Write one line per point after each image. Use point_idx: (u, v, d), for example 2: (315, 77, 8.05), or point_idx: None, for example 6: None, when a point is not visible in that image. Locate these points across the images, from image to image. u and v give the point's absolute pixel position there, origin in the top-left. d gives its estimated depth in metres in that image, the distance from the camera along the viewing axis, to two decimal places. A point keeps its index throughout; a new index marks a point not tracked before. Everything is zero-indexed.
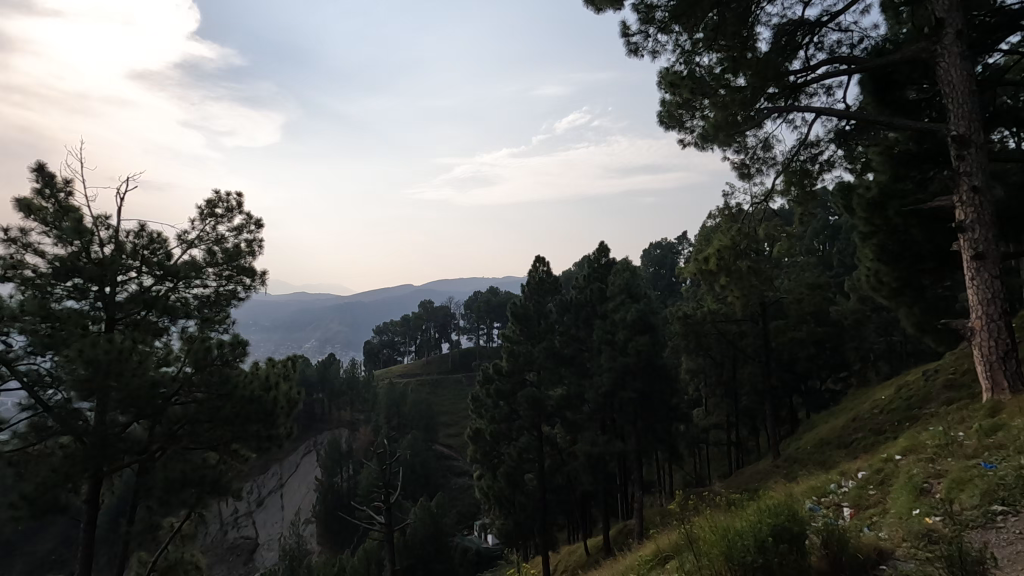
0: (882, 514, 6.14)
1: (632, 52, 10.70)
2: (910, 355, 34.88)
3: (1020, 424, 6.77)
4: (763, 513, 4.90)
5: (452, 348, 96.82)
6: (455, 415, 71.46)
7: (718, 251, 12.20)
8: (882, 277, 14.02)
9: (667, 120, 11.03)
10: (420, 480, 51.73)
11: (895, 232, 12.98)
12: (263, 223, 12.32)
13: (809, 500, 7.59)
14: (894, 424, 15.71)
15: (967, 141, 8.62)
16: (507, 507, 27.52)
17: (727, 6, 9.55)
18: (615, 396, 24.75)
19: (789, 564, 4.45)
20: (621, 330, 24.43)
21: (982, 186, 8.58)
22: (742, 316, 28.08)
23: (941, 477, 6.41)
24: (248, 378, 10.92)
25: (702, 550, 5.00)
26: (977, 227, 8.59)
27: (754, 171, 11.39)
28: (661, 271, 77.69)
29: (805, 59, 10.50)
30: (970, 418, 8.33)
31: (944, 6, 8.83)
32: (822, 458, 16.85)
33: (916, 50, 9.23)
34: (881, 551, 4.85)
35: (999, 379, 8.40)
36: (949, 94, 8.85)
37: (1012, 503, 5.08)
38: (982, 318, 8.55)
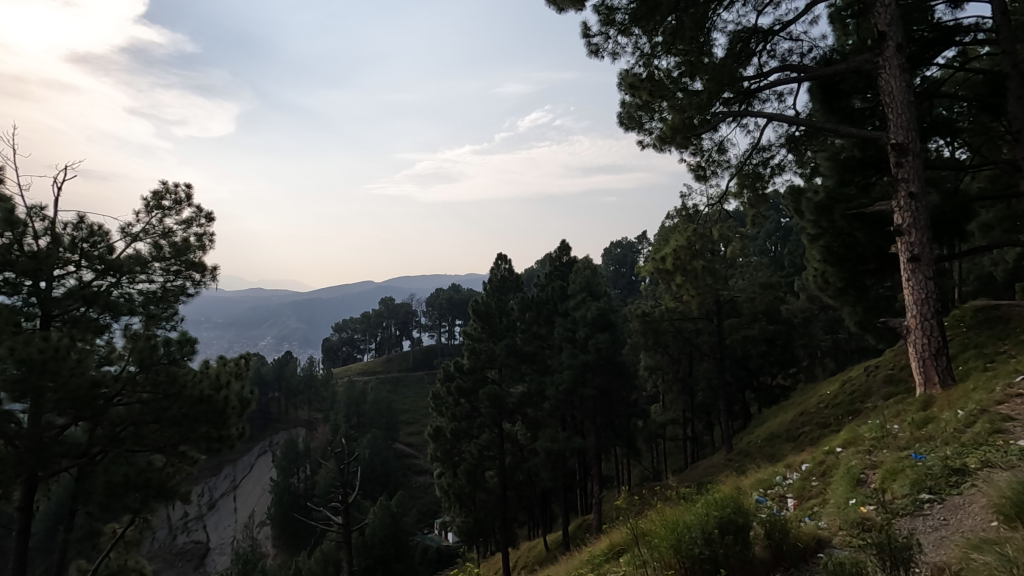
0: (823, 503, 6.44)
1: (593, 53, 10.84)
2: (854, 352, 36.61)
3: (949, 417, 7.19)
4: (711, 505, 5.05)
5: (413, 346, 95.77)
6: (416, 413, 70.86)
7: (676, 251, 12.49)
8: (829, 278, 14.67)
9: (627, 121, 11.12)
10: (379, 480, 50.97)
11: (841, 235, 13.63)
12: (214, 216, 11.95)
13: (756, 492, 7.89)
14: (838, 417, 16.46)
15: (905, 149, 9.09)
16: (467, 504, 27.36)
17: (685, 11, 9.73)
18: (576, 393, 25.19)
19: (734, 556, 4.64)
20: (581, 328, 25.23)
21: (918, 192, 9.05)
22: (698, 314, 28.82)
23: (877, 468, 6.77)
24: (197, 378, 10.56)
25: (652, 543, 5.11)
26: (913, 231, 9.08)
27: (709, 173, 11.70)
28: (622, 270, 78.70)
29: (758, 66, 10.84)
30: (905, 412, 8.85)
31: (885, 19, 9.26)
32: (771, 452, 17.45)
33: (860, 62, 9.68)
34: (819, 541, 5.09)
35: (933, 375, 8.93)
36: (888, 104, 9.30)
37: (939, 492, 5.36)
38: (916, 317, 9.02)
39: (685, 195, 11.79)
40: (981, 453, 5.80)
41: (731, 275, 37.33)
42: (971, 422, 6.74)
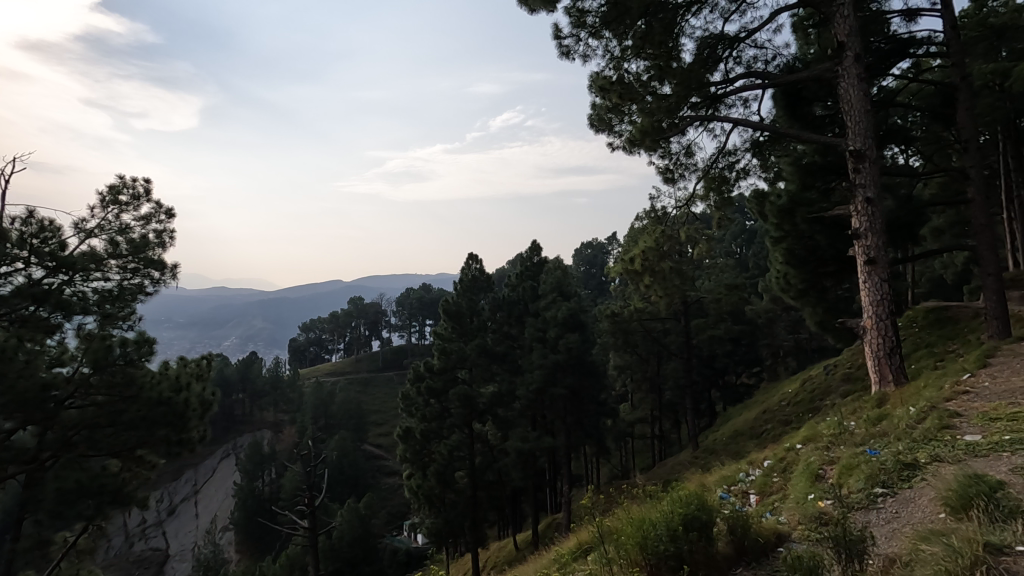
0: (783, 499, 6.64)
1: (564, 55, 10.90)
2: (814, 351, 37.73)
3: (901, 414, 7.49)
4: (676, 502, 5.15)
5: (383, 346, 94.62)
6: (385, 414, 70.03)
7: (644, 252, 12.68)
8: (791, 279, 15.11)
9: (598, 123, 11.25)
10: (348, 482, 50.09)
11: (802, 238, 14.09)
12: (174, 212, 11.55)
13: (721, 488, 8.08)
14: (799, 414, 16.96)
15: (863, 156, 9.41)
16: (437, 505, 26.99)
17: (655, 16, 9.89)
18: (546, 393, 25.30)
19: (698, 551, 4.75)
20: (552, 328, 25.49)
21: (874, 198, 9.39)
22: (666, 314, 29.34)
23: (834, 463, 7.01)
24: (155, 380, 10.24)
25: (619, 541, 5.15)
26: (869, 235, 9.41)
27: (677, 175, 11.91)
28: (593, 270, 79.41)
29: (725, 72, 11.07)
30: (861, 409, 9.18)
31: (845, 30, 9.56)
32: (736, 449, 17.82)
33: (821, 70, 9.99)
34: (779, 535, 5.23)
35: (887, 374, 9.30)
36: (848, 112, 9.61)
37: (892, 485, 5.57)
38: (872, 318, 9.35)
39: (654, 197, 11.96)
40: (931, 448, 6.06)
41: (698, 276, 38.15)
42: (921, 418, 7.04)
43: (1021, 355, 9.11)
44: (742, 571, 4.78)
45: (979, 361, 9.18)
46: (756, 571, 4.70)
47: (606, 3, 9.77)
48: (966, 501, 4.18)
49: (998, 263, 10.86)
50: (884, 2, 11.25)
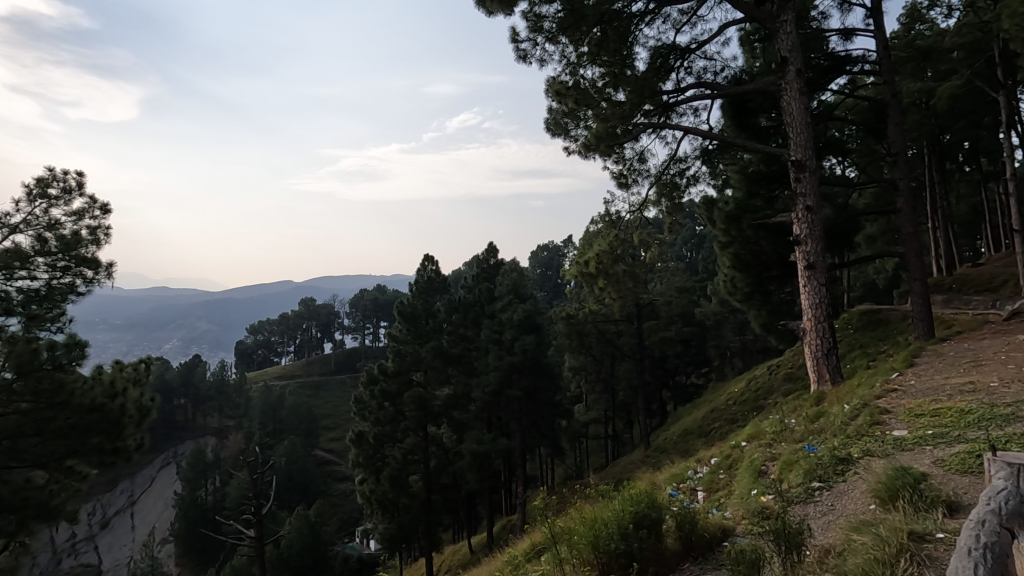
0: (729, 495, 6.88)
1: (521, 58, 10.97)
2: (759, 352, 39.26)
3: (837, 412, 7.91)
4: (627, 500, 5.25)
5: (335, 348, 92.24)
6: (337, 418, 68.30)
7: (598, 255, 12.90)
8: (738, 283, 15.71)
9: (554, 128, 11.39)
10: (297, 489, 48.45)
11: (747, 243, 14.70)
12: (110, 208, 10.92)
13: (670, 486, 8.30)
14: (745, 413, 17.62)
15: (803, 165, 9.91)
16: (390, 510, 26.50)
17: (610, 24, 10.09)
18: (501, 395, 25.30)
19: (648, 549, 4.86)
20: (508, 329, 25.63)
21: (814, 206, 9.89)
22: (620, 316, 29.94)
23: (775, 459, 7.32)
24: (88, 386, 9.64)
25: (572, 541, 5.18)
26: (809, 241, 9.90)
27: (630, 180, 12.17)
28: (548, 273, 80.09)
29: (676, 81, 11.42)
30: (801, 407, 9.64)
31: (787, 45, 10.03)
32: (685, 448, 18.32)
33: (766, 83, 10.44)
34: (724, 530, 5.42)
35: (824, 373, 9.81)
36: (789, 124, 10.08)
37: (828, 480, 5.85)
38: (811, 320, 9.82)
39: (609, 201, 12.18)
40: (863, 443, 6.41)
41: (651, 279, 39.13)
42: (855, 415, 7.46)
43: (942, 355, 9.80)
44: (690, 565, 4.93)
45: (906, 361, 9.80)
46: (702, 566, 4.85)
47: (563, 9, 9.89)
48: (894, 492, 4.44)
49: (924, 269, 11.62)
50: (823, 21, 11.90)
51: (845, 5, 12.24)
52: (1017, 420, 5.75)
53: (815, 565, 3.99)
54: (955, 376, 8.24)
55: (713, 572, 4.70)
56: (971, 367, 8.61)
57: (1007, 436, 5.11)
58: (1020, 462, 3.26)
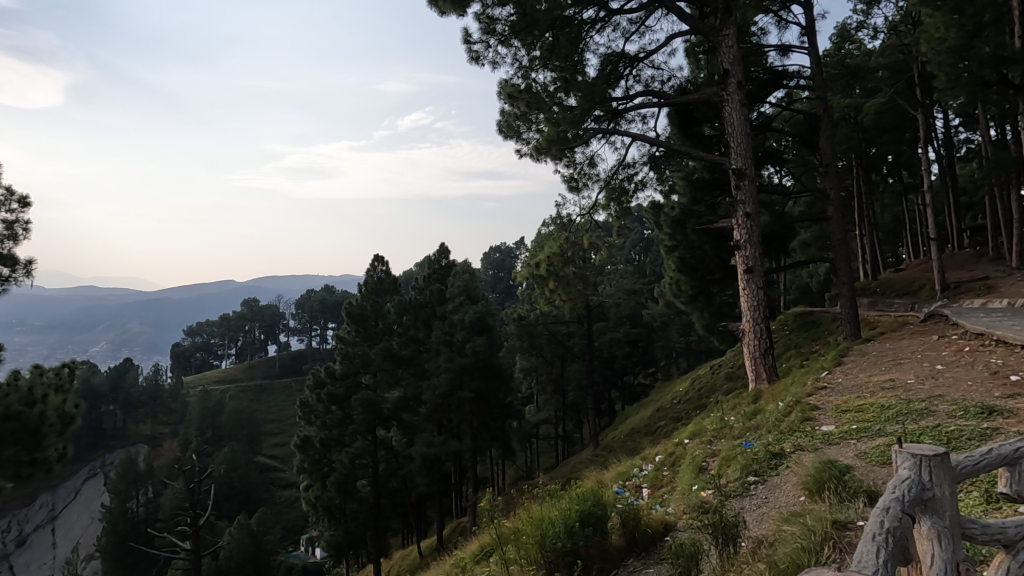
0: (671, 491, 7.12)
1: (473, 60, 10.97)
2: (703, 352, 40.66)
3: (772, 409, 8.33)
4: (574, 500, 5.34)
5: (280, 350, 89.04)
6: (281, 423, 65.96)
7: (549, 257, 13.04)
8: (682, 285, 16.27)
9: (506, 130, 11.45)
10: (237, 497, 46.38)
11: (691, 247, 15.26)
12: (31, 201, 10.20)
13: (617, 483, 8.50)
14: (688, 411, 18.21)
15: (743, 174, 10.36)
16: (337, 517, 25.58)
17: (561, 30, 10.24)
18: (452, 397, 25.10)
19: (593, 546, 4.96)
20: (459, 331, 25.57)
21: (753, 213, 10.35)
22: (570, 317, 30.37)
23: (716, 456, 7.62)
24: (2, 393, 8.94)
25: (518, 543, 5.22)
26: (748, 246, 10.36)
27: (580, 184, 12.38)
28: (500, 274, 80.12)
29: (625, 88, 11.70)
30: (740, 405, 10.09)
31: (729, 58, 10.46)
32: (632, 446, 18.73)
33: (709, 94, 10.87)
34: (666, 525, 5.59)
35: (762, 372, 10.32)
36: (731, 134, 10.52)
37: (762, 473, 6.14)
38: (750, 322, 10.26)
39: (560, 204, 12.36)
40: (794, 438, 6.78)
41: (600, 282, 39.95)
42: (787, 412, 7.88)
43: (866, 355, 10.46)
44: (633, 561, 5.08)
45: (835, 360, 10.41)
46: (645, 560, 5.01)
47: (515, 12, 9.93)
48: (821, 484, 4.72)
49: (852, 273, 12.37)
50: (762, 37, 12.50)
51: (783, 22, 12.89)
52: (929, 414, 6.23)
53: (748, 555, 4.18)
54: (878, 374, 8.81)
55: (655, 566, 4.86)
56: (892, 365, 9.23)
57: (920, 429, 5.53)
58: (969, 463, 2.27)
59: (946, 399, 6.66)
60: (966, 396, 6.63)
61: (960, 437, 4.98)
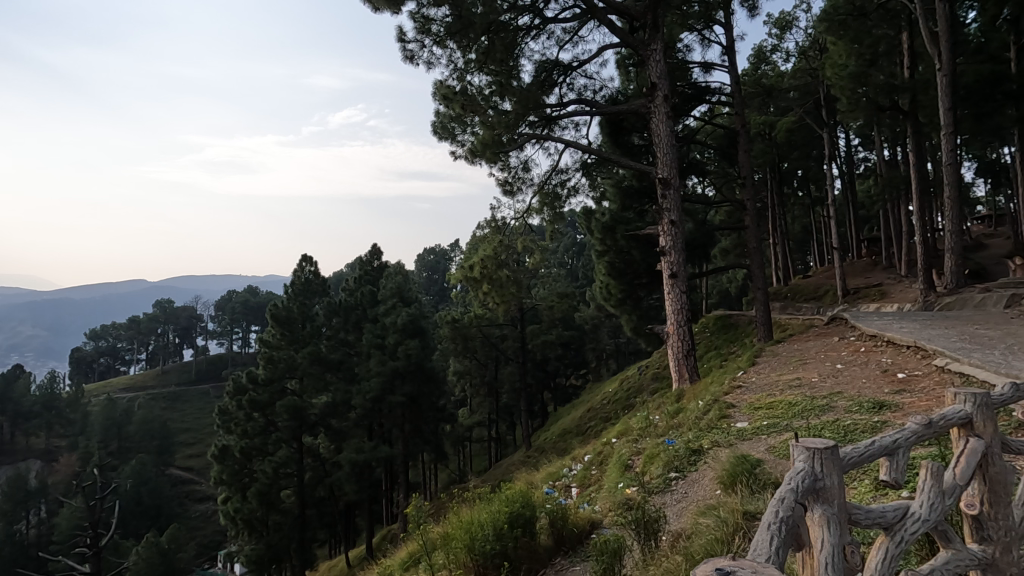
0: (598, 489, 7.30)
1: (408, 59, 10.83)
2: (631, 353, 42.08)
3: (692, 408, 8.77)
4: (503, 502, 5.36)
5: (197, 355, 83.55)
6: (197, 432, 61.79)
7: (483, 259, 13.03)
8: (612, 289, 16.78)
9: (441, 132, 11.38)
10: (146, 514, 42.94)
11: (620, 253, 15.80)
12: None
13: (547, 483, 8.62)
14: (617, 411, 18.76)
15: (669, 183, 10.83)
16: (258, 530, 24.21)
17: (497, 34, 10.30)
18: (384, 401, 24.53)
19: (522, 547, 4.98)
20: (391, 334, 25.16)
21: (677, 221, 10.85)
22: (504, 320, 30.59)
23: (640, 453, 7.90)
24: None
25: (447, 548, 5.17)
26: (673, 253, 10.83)
27: (515, 188, 12.49)
28: (434, 277, 79.37)
29: (559, 96, 11.94)
30: (664, 404, 10.54)
31: (656, 72, 10.92)
32: (563, 446, 19.05)
33: (637, 105, 11.29)
34: (592, 523, 5.73)
35: (684, 372, 10.81)
36: (658, 145, 10.96)
37: (683, 470, 6.42)
38: (673, 325, 10.74)
39: (494, 208, 12.42)
40: (712, 435, 7.15)
41: (534, 285, 40.45)
42: (707, 410, 8.30)
43: (776, 355, 11.24)
44: (561, 560, 5.17)
45: (750, 360, 11.10)
46: (572, 559, 5.11)
47: (451, 14, 9.87)
48: (734, 477, 4.99)
49: (765, 279, 13.24)
50: (687, 53, 13.15)
51: (706, 41, 13.62)
52: (829, 410, 6.78)
53: (667, 548, 4.35)
54: (786, 373, 9.49)
55: (581, 564, 4.97)
56: (798, 365, 9.96)
57: (823, 423, 5.99)
58: (850, 454, 2.38)
59: (843, 396, 7.27)
60: (861, 393, 7.27)
61: (855, 430, 5.45)
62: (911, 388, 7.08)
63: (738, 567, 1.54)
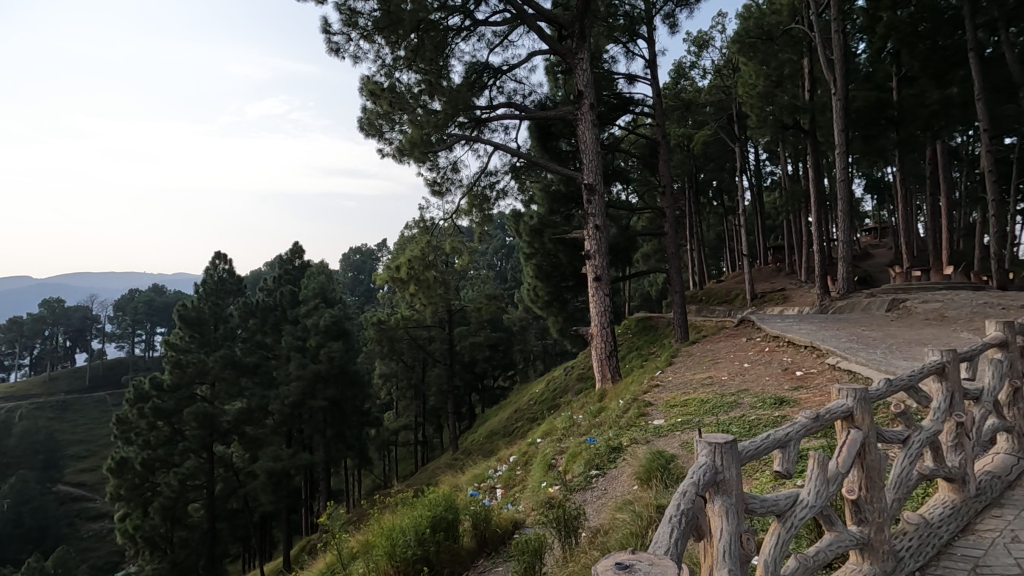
0: (522, 490, 7.37)
1: (333, 51, 10.47)
2: (557, 354, 42.91)
3: (613, 407, 9.07)
4: (426, 506, 5.27)
5: (92, 359, 76.18)
6: (90, 444, 56.34)
7: (410, 260, 12.79)
8: (539, 291, 17.05)
9: (368, 128, 11.08)
10: (28, 537, 38.57)
11: (547, 255, 16.11)
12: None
13: (472, 485, 8.60)
14: (543, 411, 19.03)
15: (594, 189, 11.14)
16: (161, 548, 22.38)
17: (426, 32, 10.16)
18: (304, 407, 23.49)
19: (444, 550, 4.94)
20: (313, 336, 24.20)
21: (601, 225, 11.17)
22: (432, 322, 30.23)
23: (564, 452, 8.07)
24: None
25: (367, 555, 5.01)
26: (597, 256, 11.14)
27: (443, 188, 12.39)
28: (360, 276, 77.22)
29: (489, 98, 11.97)
30: (588, 403, 10.82)
31: (584, 81, 11.18)
32: (489, 448, 19.02)
33: (565, 112, 11.52)
34: (515, 523, 5.77)
35: (607, 372, 11.16)
36: (584, 151, 11.23)
37: (603, 467, 6.62)
38: (597, 326, 11.06)
39: (423, 208, 12.27)
40: (631, 433, 7.41)
41: (463, 287, 40.29)
42: (627, 408, 8.62)
43: (691, 355, 11.85)
44: (483, 561, 5.17)
45: (667, 360, 11.64)
46: (494, 560, 5.12)
47: (379, 9, 9.63)
48: (650, 473, 5.19)
49: (682, 283, 13.95)
50: (612, 64, 13.63)
51: (630, 53, 14.16)
52: (737, 406, 7.25)
53: (586, 544, 4.48)
54: (699, 372, 10.05)
55: (503, 564, 4.99)
56: (710, 364, 10.57)
57: (730, 419, 6.38)
58: (749, 448, 2.53)
59: (749, 392, 7.80)
60: (765, 390, 7.83)
61: (758, 425, 5.87)
62: (807, 384, 7.72)
63: (635, 560, 1.60)
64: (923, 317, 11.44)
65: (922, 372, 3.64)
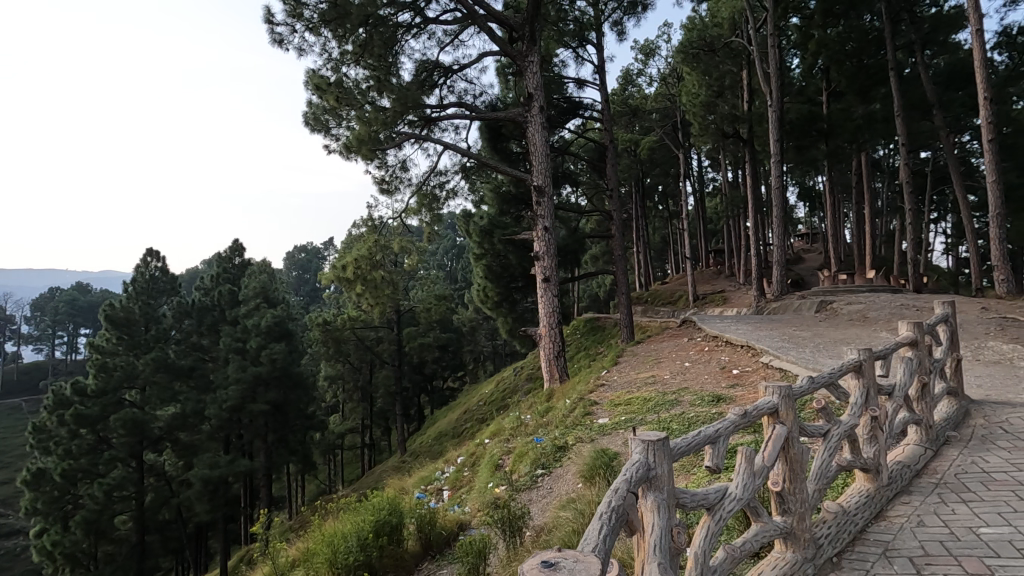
0: (468, 490, 7.38)
1: (277, 43, 10.11)
2: (507, 355, 42.96)
3: (561, 406, 9.19)
4: (370, 511, 5.16)
5: (5, 363, 70.29)
6: (2, 455, 51.90)
7: (357, 259, 12.49)
8: (489, 292, 17.01)
9: (313, 123, 10.76)
10: None
11: (497, 256, 16.14)
12: None
13: (419, 488, 8.48)
14: (492, 412, 19.01)
15: (543, 191, 11.22)
16: (83, 565, 20.87)
17: (375, 28, 9.96)
18: (243, 411, 22.56)
19: (387, 555, 4.86)
20: (254, 337, 23.28)
21: (550, 227, 11.28)
22: (379, 323, 29.66)
23: (511, 452, 8.10)
24: None
25: (308, 562, 4.86)
26: (546, 257, 11.24)
27: (392, 187, 12.19)
28: (304, 276, 74.82)
29: (439, 97, 11.88)
30: (536, 403, 10.89)
31: (534, 83, 11.26)
32: (438, 450, 18.88)
33: (515, 114, 11.57)
34: (460, 525, 5.76)
35: (555, 372, 11.27)
36: (533, 154, 11.31)
37: (549, 466, 6.70)
38: (546, 327, 11.16)
39: (371, 207, 12.04)
40: (576, 432, 7.52)
41: (412, 287, 39.80)
42: (574, 407, 8.76)
43: (636, 355, 12.16)
44: (428, 565, 5.13)
45: (613, 360, 11.89)
46: (439, 563, 5.10)
47: (326, 2, 9.39)
48: (593, 471, 5.29)
49: (628, 285, 14.28)
50: (562, 68, 13.81)
51: (580, 58, 14.38)
52: (677, 403, 7.50)
53: (529, 543, 4.52)
54: (643, 371, 10.32)
55: (448, 566, 4.97)
56: (653, 364, 10.87)
57: (670, 417, 6.60)
58: (681, 444, 2.61)
59: (689, 390, 8.08)
60: (704, 388, 8.14)
61: (696, 422, 6.11)
62: (742, 382, 8.08)
63: (561, 558, 1.63)
64: (848, 317, 12.20)
65: (841, 370, 3.89)
